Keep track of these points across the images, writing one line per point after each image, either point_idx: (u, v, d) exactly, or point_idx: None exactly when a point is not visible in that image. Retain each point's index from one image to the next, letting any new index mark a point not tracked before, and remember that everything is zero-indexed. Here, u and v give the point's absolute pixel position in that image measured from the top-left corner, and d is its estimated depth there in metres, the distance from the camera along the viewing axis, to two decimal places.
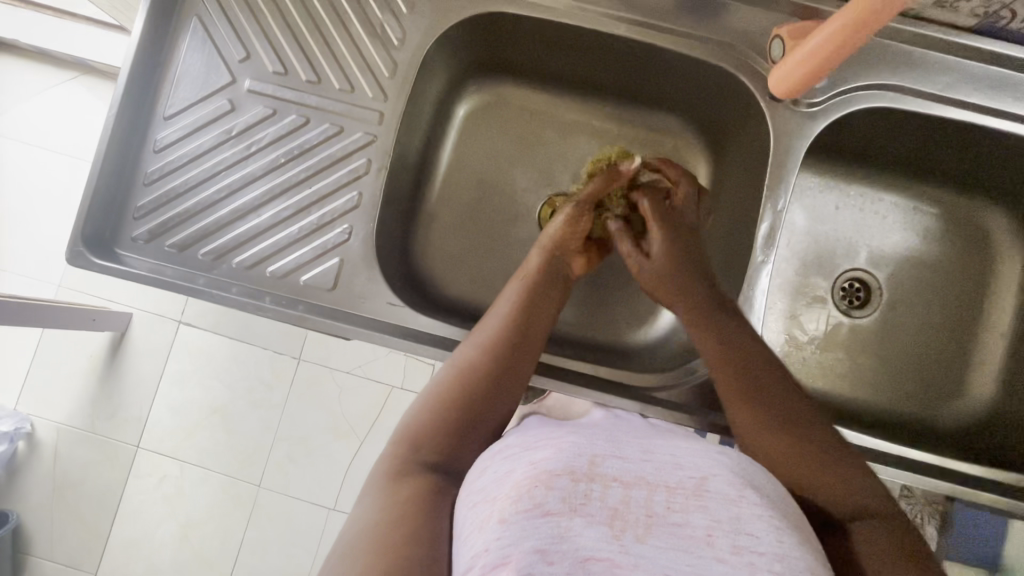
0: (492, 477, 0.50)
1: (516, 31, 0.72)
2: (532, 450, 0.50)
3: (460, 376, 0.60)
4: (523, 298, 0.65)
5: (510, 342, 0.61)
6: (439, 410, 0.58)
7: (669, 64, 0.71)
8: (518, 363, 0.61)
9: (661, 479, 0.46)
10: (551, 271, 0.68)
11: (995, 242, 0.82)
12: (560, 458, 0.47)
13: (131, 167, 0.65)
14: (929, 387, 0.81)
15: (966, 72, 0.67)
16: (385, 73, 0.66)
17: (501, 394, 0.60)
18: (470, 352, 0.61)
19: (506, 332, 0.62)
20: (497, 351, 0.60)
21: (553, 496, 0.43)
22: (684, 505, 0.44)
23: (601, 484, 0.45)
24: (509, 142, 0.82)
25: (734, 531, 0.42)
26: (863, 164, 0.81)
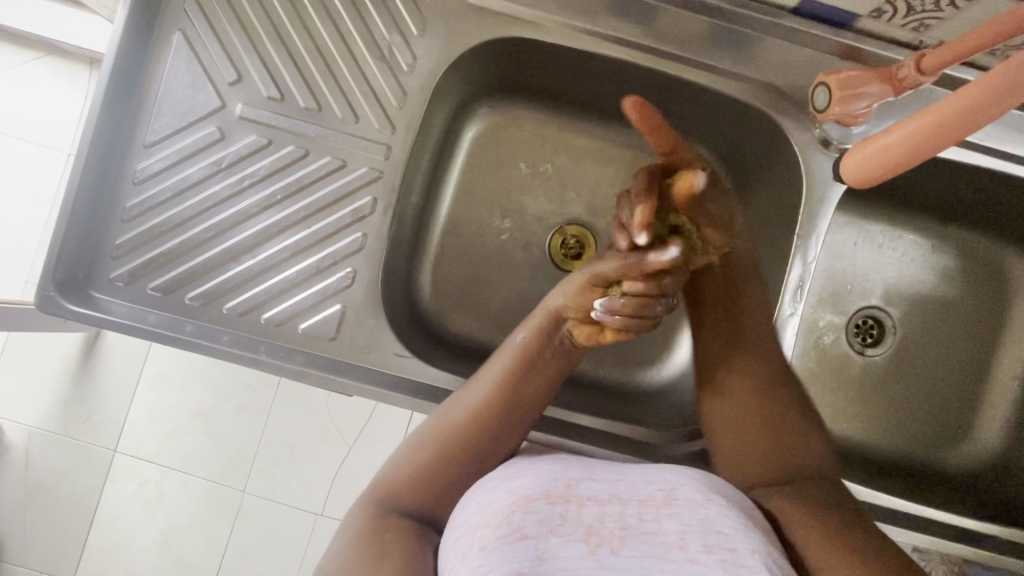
0: (473, 509, 0.48)
1: (535, 55, 0.66)
2: (510, 478, 0.49)
3: (442, 445, 0.54)
4: (521, 358, 0.57)
5: (496, 417, 0.55)
6: (416, 478, 0.53)
7: (696, 96, 0.66)
8: (512, 424, 0.56)
9: (632, 496, 0.47)
10: (553, 335, 0.58)
11: (1012, 282, 0.80)
12: (537, 483, 0.47)
13: (107, 199, 0.58)
14: (937, 428, 0.81)
15: (1007, 119, 0.64)
16: (393, 103, 0.60)
17: (477, 466, 0.54)
18: (459, 415, 0.55)
19: (501, 396, 0.55)
20: (480, 425, 0.55)
21: (532, 517, 0.43)
22: (656, 515, 0.45)
23: (577, 504, 0.45)
24: (519, 168, 0.77)
25: (705, 531, 0.43)
26: (885, 200, 0.78)
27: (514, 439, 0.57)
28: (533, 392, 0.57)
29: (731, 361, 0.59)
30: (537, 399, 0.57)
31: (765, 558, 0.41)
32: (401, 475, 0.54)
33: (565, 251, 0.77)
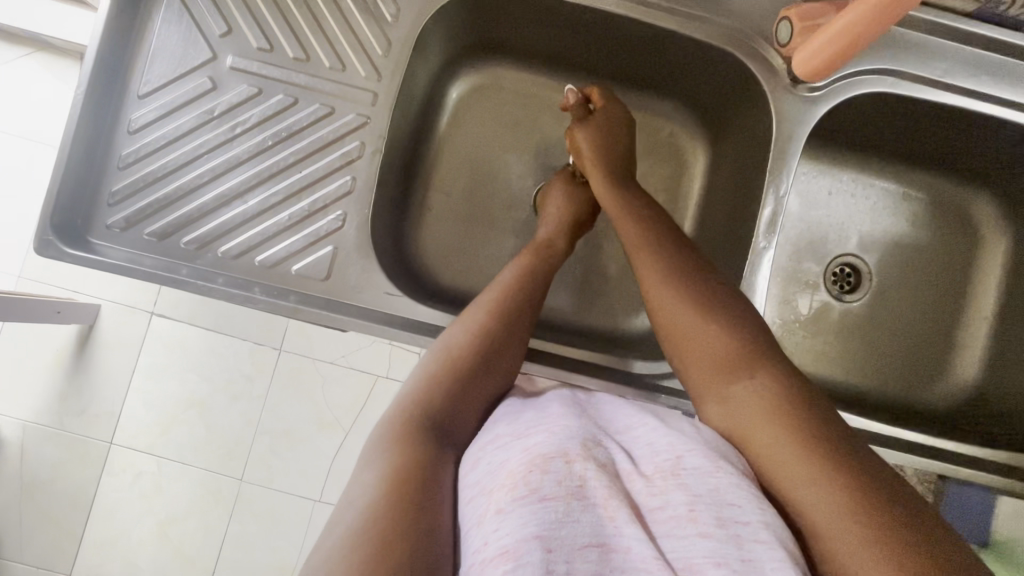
0: (484, 468, 0.46)
1: (514, 9, 0.69)
2: (526, 434, 0.47)
3: (458, 360, 0.55)
4: (524, 277, 0.64)
5: (509, 326, 0.59)
6: (440, 394, 0.53)
7: (669, 46, 0.69)
8: (519, 336, 0.60)
9: (638, 468, 0.45)
10: (547, 255, 0.67)
11: (981, 225, 0.83)
12: (554, 440, 0.45)
13: (103, 150, 0.60)
14: (915, 368, 0.84)
15: (964, 59, 0.67)
16: (379, 52, 0.62)
17: (493, 379, 0.57)
18: (476, 317, 0.59)
19: (510, 303, 0.60)
20: (493, 337, 0.58)
21: (551, 479, 0.41)
22: (663, 487, 0.43)
23: (594, 464, 0.44)
24: (503, 126, 0.80)
25: (716, 503, 0.41)
26: (856, 149, 0.81)
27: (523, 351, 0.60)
28: (537, 307, 0.63)
29: (660, 300, 0.57)
30: (541, 305, 0.63)
31: (776, 531, 0.40)
32: (422, 395, 0.53)
33: None
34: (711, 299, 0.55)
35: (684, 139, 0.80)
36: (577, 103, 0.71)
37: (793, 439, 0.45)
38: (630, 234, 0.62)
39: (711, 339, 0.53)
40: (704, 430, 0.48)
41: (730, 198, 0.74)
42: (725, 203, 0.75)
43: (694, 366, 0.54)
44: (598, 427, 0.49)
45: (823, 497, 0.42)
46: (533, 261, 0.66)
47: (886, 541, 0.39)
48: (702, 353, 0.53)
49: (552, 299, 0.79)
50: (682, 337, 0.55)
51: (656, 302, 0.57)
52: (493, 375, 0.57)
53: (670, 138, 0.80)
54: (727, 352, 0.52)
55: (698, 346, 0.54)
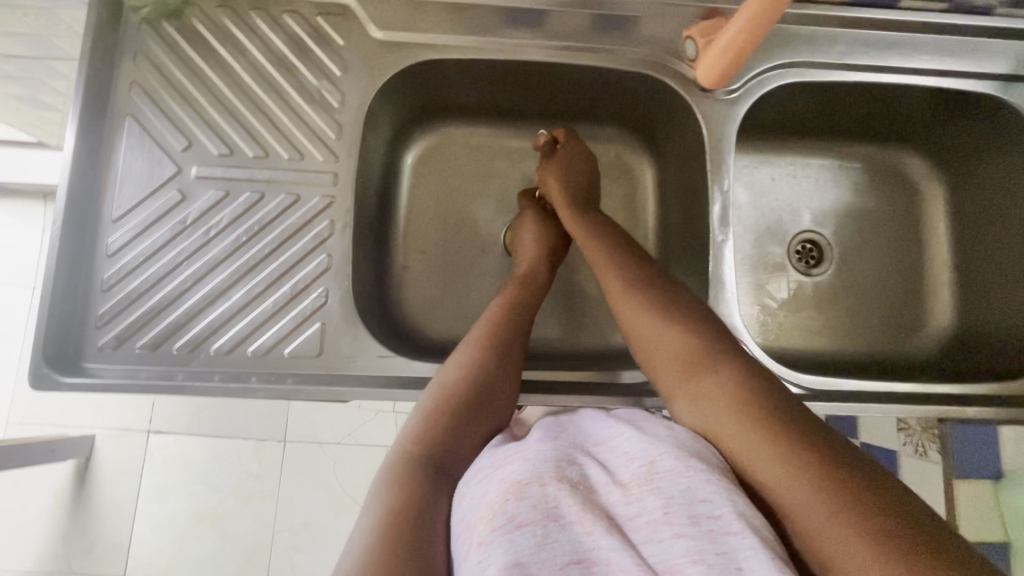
0: (469, 502, 0.47)
1: (448, 76, 0.75)
2: (502, 465, 0.48)
3: (452, 399, 0.57)
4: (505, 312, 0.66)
5: (496, 359, 0.61)
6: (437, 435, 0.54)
7: (594, 79, 0.75)
8: (508, 368, 0.61)
9: (614, 478, 0.45)
10: (524, 289, 0.71)
11: (917, 180, 0.89)
12: (527, 465, 0.46)
13: (84, 277, 0.62)
14: (897, 324, 0.87)
15: (855, 40, 0.74)
16: (332, 135, 0.67)
17: (489, 414, 0.58)
18: (470, 350, 0.61)
19: (495, 337, 0.63)
20: (483, 371, 0.60)
21: (524, 504, 0.42)
22: (639, 494, 0.43)
23: (566, 482, 0.44)
24: (460, 179, 0.84)
25: (688, 502, 0.41)
26: (787, 134, 0.88)
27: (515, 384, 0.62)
28: (520, 337, 0.65)
29: (625, 303, 0.61)
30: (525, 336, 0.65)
31: (749, 520, 0.40)
32: (417, 440, 0.54)
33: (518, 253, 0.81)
34: (675, 300, 0.59)
35: (629, 157, 0.85)
36: (545, 141, 0.77)
37: (766, 424, 0.47)
38: (599, 258, 0.67)
39: (678, 341, 0.56)
40: (679, 431, 0.48)
41: (681, 202, 0.79)
42: (679, 207, 0.79)
43: (667, 360, 0.56)
44: (574, 446, 0.49)
45: (793, 483, 0.43)
46: (514, 296, 0.69)
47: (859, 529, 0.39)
48: (669, 357, 0.56)
49: (541, 329, 0.82)
50: (651, 335, 0.58)
51: (624, 307, 0.61)
52: (487, 411, 0.58)
53: (616, 160, 0.85)
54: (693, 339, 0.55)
55: (668, 349, 0.56)
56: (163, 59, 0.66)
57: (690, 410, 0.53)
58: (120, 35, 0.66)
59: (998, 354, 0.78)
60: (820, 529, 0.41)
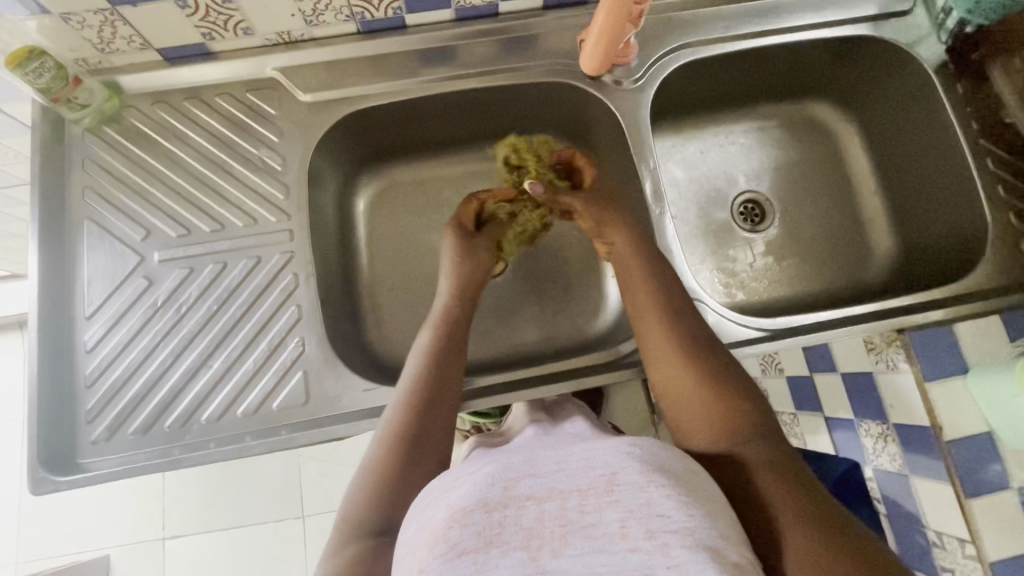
0: (415, 527, 0.45)
1: (378, 123, 0.80)
2: (451, 489, 0.45)
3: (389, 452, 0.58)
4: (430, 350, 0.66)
5: (424, 401, 0.62)
6: (382, 490, 0.56)
7: (513, 98, 0.81)
8: (438, 405, 0.62)
9: (573, 485, 0.42)
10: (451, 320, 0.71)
11: (831, 124, 0.96)
12: (474, 490, 0.42)
13: (67, 377, 0.64)
14: (847, 257, 0.92)
15: (734, 14, 0.81)
16: (280, 197, 0.71)
17: (426, 454, 0.59)
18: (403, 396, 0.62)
19: (421, 378, 0.63)
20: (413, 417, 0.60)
21: (468, 533, 0.39)
22: (598, 505, 0.41)
23: (515, 506, 0.41)
24: (413, 214, 0.89)
25: (647, 516, 0.39)
26: (702, 110, 0.95)
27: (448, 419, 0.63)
28: (447, 373, 0.65)
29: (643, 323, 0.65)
30: (452, 370, 0.65)
31: (703, 535, 0.39)
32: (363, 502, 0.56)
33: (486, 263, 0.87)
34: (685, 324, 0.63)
35: None
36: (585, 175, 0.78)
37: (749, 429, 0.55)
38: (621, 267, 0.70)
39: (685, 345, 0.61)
40: (644, 440, 0.46)
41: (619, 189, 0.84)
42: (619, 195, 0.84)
43: (663, 372, 0.61)
44: (528, 459, 0.46)
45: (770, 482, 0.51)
46: (440, 331, 0.69)
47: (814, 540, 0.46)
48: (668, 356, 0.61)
49: (520, 336, 0.85)
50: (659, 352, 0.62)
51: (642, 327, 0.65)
52: (425, 452, 0.59)
53: None
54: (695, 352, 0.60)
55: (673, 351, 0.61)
56: (111, 161, 0.71)
57: (678, 402, 0.59)
58: (67, 148, 0.71)
59: (942, 263, 0.82)
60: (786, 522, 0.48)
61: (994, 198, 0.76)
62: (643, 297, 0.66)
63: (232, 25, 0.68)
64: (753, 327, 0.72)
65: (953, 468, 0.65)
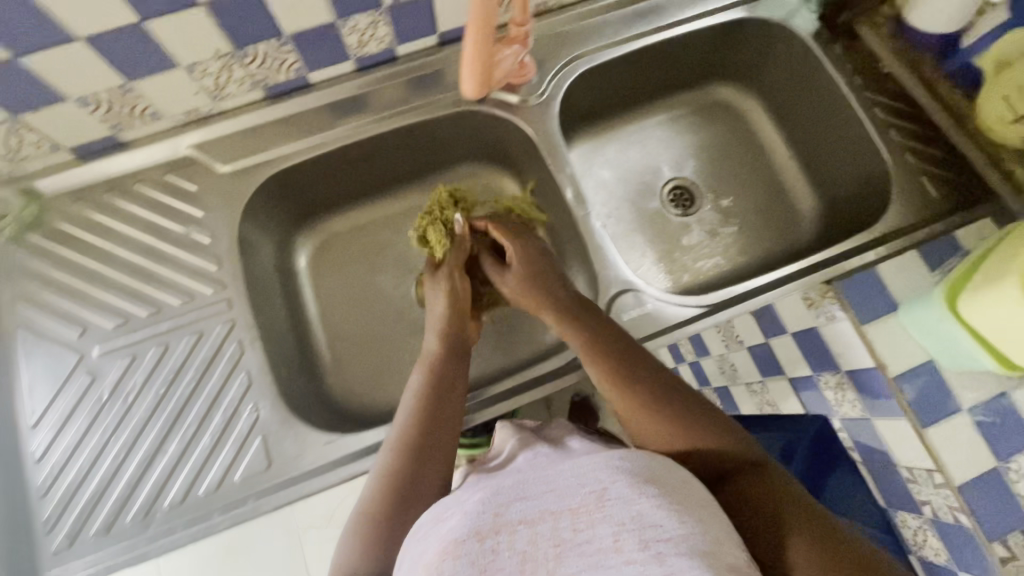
0: (409, 563, 0.48)
1: (301, 180, 0.82)
2: (446, 520, 0.48)
3: (390, 483, 0.58)
4: (429, 385, 0.65)
5: (422, 433, 0.61)
6: (381, 521, 0.56)
7: (429, 133, 0.84)
8: (440, 438, 0.61)
9: (564, 504, 0.46)
10: (451, 351, 0.69)
11: (736, 102, 1.01)
12: (466, 520, 0.46)
13: (19, 491, 0.63)
14: (774, 223, 0.96)
15: (620, 19, 0.85)
16: (213, 269, 0.72)
17: (422, 480, 0.58)
18: (403, 430, 0.61)
19: (421, 412, 0.62)
20: (412, 451, 0.59)
21: (462, 563, 0.43)
22: (588, 521, 0.45)
23: (507, 531, 0.45)
24: (358, 262, 0.92)
25: (639, 528, 0.43)
26: (614, 113, 0.99)
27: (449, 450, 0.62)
28: (451, 405, 0.64)
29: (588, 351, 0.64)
30: (455, 403, 0.65)
31: (693, 542, 0.43)
32: (358, 540, 0.56)
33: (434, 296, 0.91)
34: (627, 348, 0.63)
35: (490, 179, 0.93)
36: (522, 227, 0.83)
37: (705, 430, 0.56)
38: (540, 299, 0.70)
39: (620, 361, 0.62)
40: (631, 454, 0.49)
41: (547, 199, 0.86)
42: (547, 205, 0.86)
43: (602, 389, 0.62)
44: (521, 484, 0.49)
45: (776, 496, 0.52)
46: (440, 362, 0.68)
47: (815, 547, 0.48)
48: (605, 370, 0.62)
49: (480, 358, 0.87)
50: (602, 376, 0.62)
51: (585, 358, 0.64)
52: (426, 481, 0.59)
53: (483, 187, 0.92)
54: (645, 372, 0.61)
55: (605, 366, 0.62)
56: (38, 265, 0.71)
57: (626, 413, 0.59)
58: None
59: (859, 211, 0.86)
60: (792, 534, 0.50)
61: (888, 140, 0.81)
62: (579, 325, 0.66)
63: (138, 112, 0.70)
64: (690, 304, 0.75)
65: (905, 401, 0.67)
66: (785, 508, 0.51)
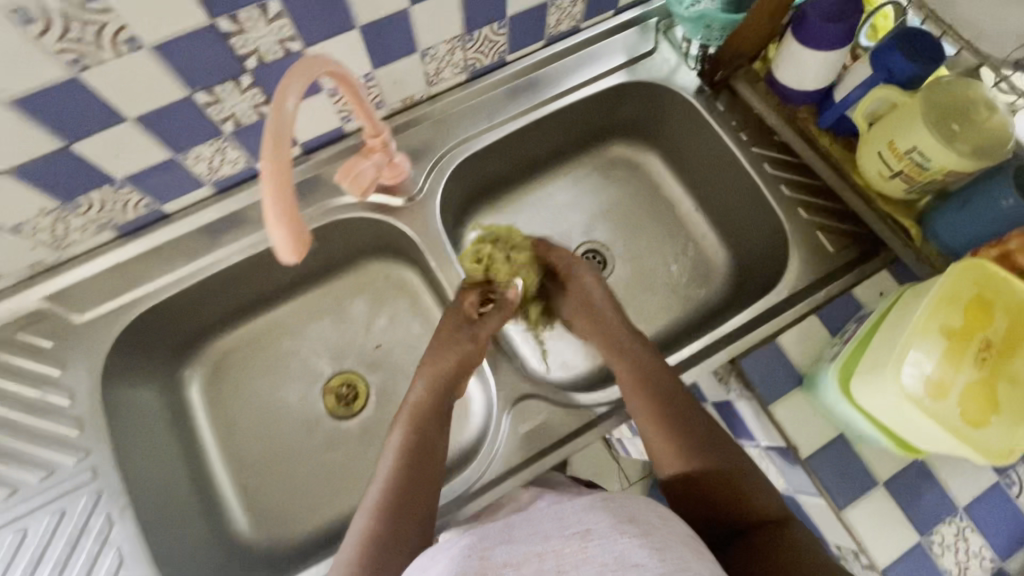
0: None
1: (177, 312, 0.76)
2: (430, 567, 0.44)
3: (377, 524, 0.57)
4: (412, 427, 0.64)
5: (409, 477, 0.60)
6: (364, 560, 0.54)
7: (311, 241, 0.80)
8: (424, 485, 0.60)
9: (547, 546, 0.42)
10: (437, 397, 0.67)
11: (636, 158, 0.98)
12: (449, 566, 0.42)
13: None
14: (690, 278, 0.93)
15: (497, 100, 0.82)
16: (75, 434, 0.66)
17: (405, 525, 0.57)
18: (390, 471, 0.61)
19: (405, 453, 0.62)
20: (397, 494, 0.59)
21: None
22: (572, 562, 0.41)
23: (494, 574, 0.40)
24: (257, 379, 0.86)
25: (621, 566, 0.40)
26: (514, 184, 0.95)
27: (431, 497, 0.61)
28: (433, 450, 0.63)
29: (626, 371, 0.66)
30: (437, 444, 0.64)
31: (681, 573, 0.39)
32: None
33: (342, 402, 0.86)
34: (661, 378, 0.64)
35: (392, 270, 0.91)
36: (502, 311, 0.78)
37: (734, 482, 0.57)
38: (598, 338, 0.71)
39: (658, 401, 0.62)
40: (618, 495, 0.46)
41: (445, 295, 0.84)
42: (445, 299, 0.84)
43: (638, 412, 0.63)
44: (504, 532, 0.45)
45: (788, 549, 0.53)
46: (427, 399, 0.67)
47: None
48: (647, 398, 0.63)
49: None
50: (633, 393, 0.64)
51: (624, 376, 0.66)
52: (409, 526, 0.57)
53: (385, 280, 0.91)
54: (668, 403, 0.62)
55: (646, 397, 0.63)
56: None
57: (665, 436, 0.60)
58: None
59: (765, 264, 0.84)
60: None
61: (780, 196, 0.79)
62: (631, 358, 0.67)
63: None
64: (596, 406, 0.72)
65: (819, 480, 0.64)
66: (792, 557, 0.52)
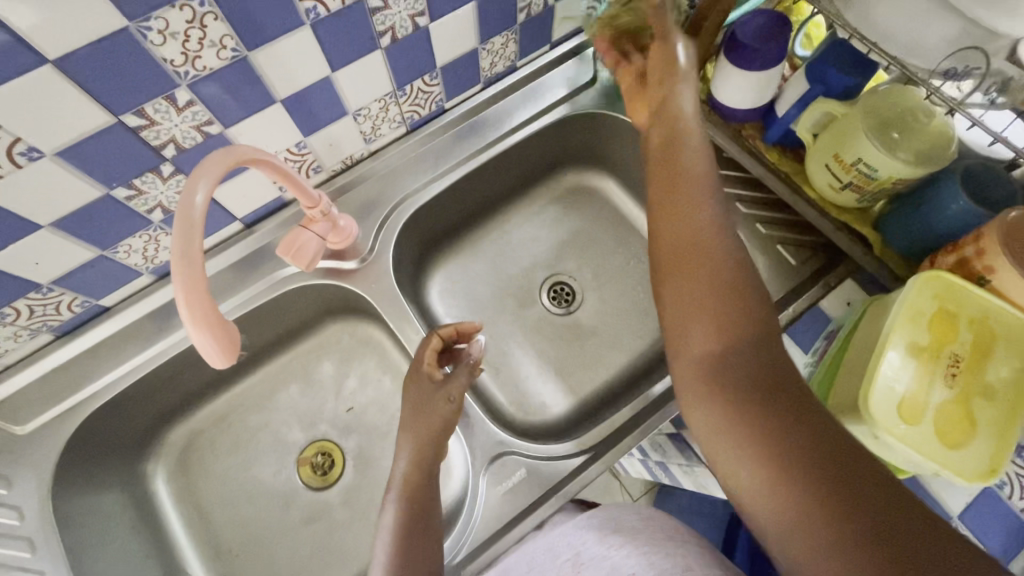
0: None
1: (131, 406, 0.73)
2: None
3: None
4: (410, 481, 0.62)
5: (418, 533, 0.58)
6: None
7: (265, 314, 0.77)
8: (431, 536, 0.59)
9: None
10: (431, 440, 0.64)
11: (592, 184, 0.97)
12: None
13: None
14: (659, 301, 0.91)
15: (441, 147, 0.80)
16: (26, 555, 0.62)
17: None
18: (397, 531, 0.58)
19: (409, 508, 0.60)
20: (408, 553, 0.57)
21: None
22: None
23: None
24: (225, 461, 0.82)
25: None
26: (472, 225, 0.93)
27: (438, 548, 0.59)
28: (433, 498, 0.62)
29: (672, 236, 0.50)
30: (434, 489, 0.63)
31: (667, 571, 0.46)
32: None
33: (318, 472, 0.82)
34: (727, 252, 0.48)
35: (355, 329, 0.87)
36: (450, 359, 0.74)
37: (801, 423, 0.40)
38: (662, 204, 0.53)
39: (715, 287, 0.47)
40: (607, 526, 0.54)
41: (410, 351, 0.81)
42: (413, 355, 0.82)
43: (675, 296, 0.49)
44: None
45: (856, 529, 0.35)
46: (423, 446, 0.63)
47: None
48: (685, 290, 0.48)
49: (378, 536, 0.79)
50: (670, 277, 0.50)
51: (679, 262, 0.49)
52: None
53: (350, 340, 0.88)
54: (731, 284, 0.46)
55: (697, 288, 0.47)
56: None
57: (702, 329, 0.46)
58: None
59: None
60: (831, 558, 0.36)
61: (738, 214, 0.78)
62: (694, 237, 0.49)
63: None
64: (575, 454, 0.71)
65: None
66: (852, 537, 0.35)
